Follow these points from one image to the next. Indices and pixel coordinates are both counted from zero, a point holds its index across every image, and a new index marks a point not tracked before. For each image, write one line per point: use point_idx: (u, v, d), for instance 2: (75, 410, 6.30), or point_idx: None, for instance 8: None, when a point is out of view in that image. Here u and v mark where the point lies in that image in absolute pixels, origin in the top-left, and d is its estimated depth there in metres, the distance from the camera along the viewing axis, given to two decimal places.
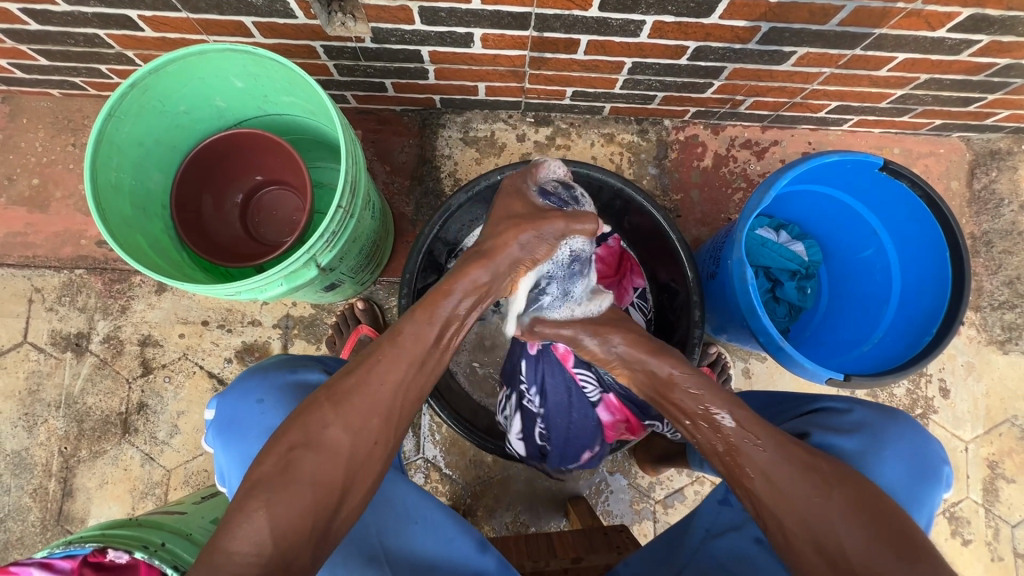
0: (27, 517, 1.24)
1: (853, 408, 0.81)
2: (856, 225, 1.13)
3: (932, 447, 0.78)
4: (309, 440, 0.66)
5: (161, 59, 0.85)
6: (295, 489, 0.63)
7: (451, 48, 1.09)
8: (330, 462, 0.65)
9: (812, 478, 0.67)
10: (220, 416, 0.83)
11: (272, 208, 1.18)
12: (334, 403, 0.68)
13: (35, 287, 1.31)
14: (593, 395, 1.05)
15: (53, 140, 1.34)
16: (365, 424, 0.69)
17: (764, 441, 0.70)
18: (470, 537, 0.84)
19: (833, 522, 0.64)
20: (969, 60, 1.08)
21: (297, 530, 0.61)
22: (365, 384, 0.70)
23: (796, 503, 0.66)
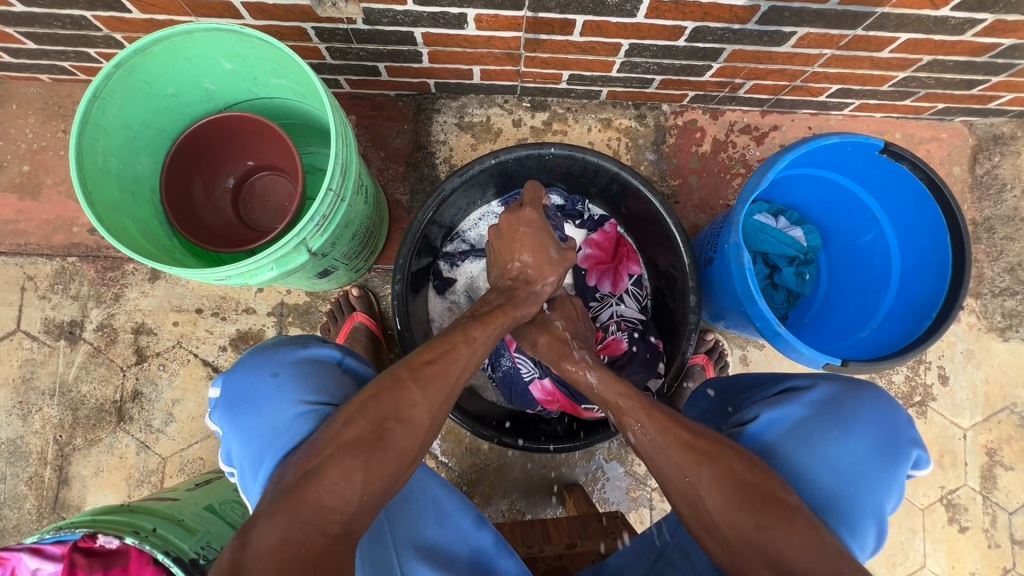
0: (24, 505, 1.24)
1: (815, 385, 0.78)
2: (855, 208, 1.11)
3: (901, 424, 0.73)
4: (399, 415, 0.69)
5: (146, 39, 0.84)
6: (382, 458, 0.66)
7: (444, 29, 1.06)
8: (412, 437, 0.69)
9: (688, 454, 0.69)
10: (229, 392, 0.80)
11: (265, 194, 1.17)
12: (420, 382, 0.72)
13: (28, 275, 1.30)
14: (529, 375, 1.15)
15: (44, 126, 1.33)
16: (441, 405, 0.74)
17: (647, 423, 0.74)
18: (468, 514, 0.84)
19: (704, 494, 0.67)
20: (973, 40, 1.05)
21: (370, 496, 0.65)
22: (447, 369, 0.75)
23: (673, 477, 0.70)
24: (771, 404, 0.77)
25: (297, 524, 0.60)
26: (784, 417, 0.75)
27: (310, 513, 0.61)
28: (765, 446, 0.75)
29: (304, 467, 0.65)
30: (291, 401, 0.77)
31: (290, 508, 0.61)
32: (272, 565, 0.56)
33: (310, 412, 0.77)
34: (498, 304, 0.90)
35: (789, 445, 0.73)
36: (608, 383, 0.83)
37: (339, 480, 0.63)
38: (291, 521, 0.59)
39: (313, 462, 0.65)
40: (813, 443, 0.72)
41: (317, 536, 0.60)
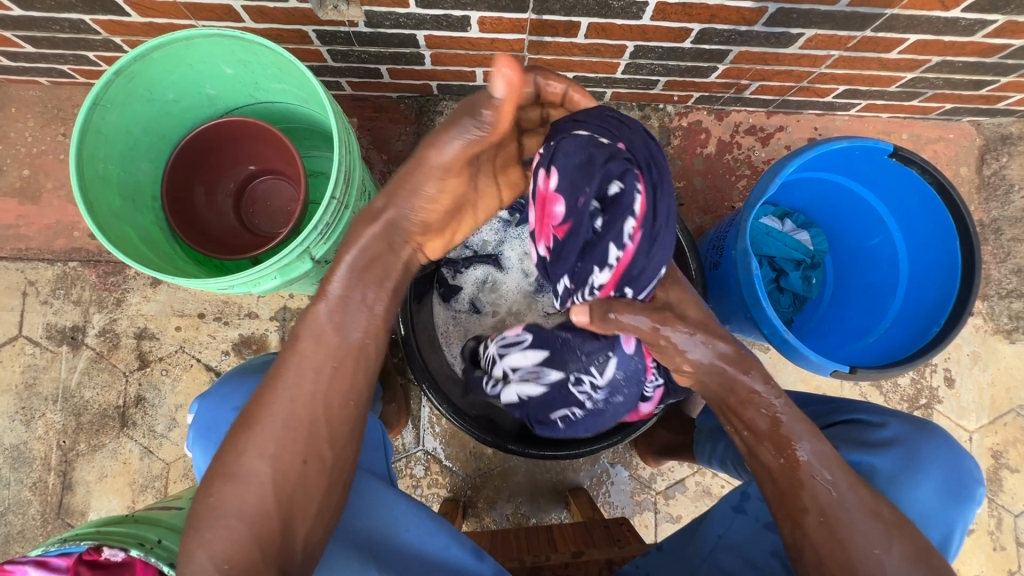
0: (28, 511, 1.24)
1: (886, 423, 0.84)
2: (864, 213, 1.10)
3: (970, 460, 0.80)
4: (229, 472, 0.63)
5: (146, 45, 0.82)
6: (227, 524, 0.61)
7: (447, 32, 1.05)
8: (254, 490, 0.62)
9: (873, 523, 0.67)
10: (199, 421, 0.83)
11: (267, 199, 1.16)
12: (246, 426, 0.64)
13: (30, 280, 1.29)
14: (651, 389, 0.95)
15: (43, 130, 1.31)
16: (282, 443, 0.64)
17: (834, 480, 0.69)
18: (464, 545, 0.84)
19: (887, 569, 0.66)
20: (983, 41, 1.04)
21: (242, 562, 0.60)
22: (271, 403, 0.65)
23: (853, 549, 0.66)
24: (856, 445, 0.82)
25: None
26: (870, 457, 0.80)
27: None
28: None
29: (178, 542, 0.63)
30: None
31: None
32: None
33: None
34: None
35: (882, 485, 0.77)
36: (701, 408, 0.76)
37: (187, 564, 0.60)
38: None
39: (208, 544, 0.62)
40: (901, 482, 0.77)
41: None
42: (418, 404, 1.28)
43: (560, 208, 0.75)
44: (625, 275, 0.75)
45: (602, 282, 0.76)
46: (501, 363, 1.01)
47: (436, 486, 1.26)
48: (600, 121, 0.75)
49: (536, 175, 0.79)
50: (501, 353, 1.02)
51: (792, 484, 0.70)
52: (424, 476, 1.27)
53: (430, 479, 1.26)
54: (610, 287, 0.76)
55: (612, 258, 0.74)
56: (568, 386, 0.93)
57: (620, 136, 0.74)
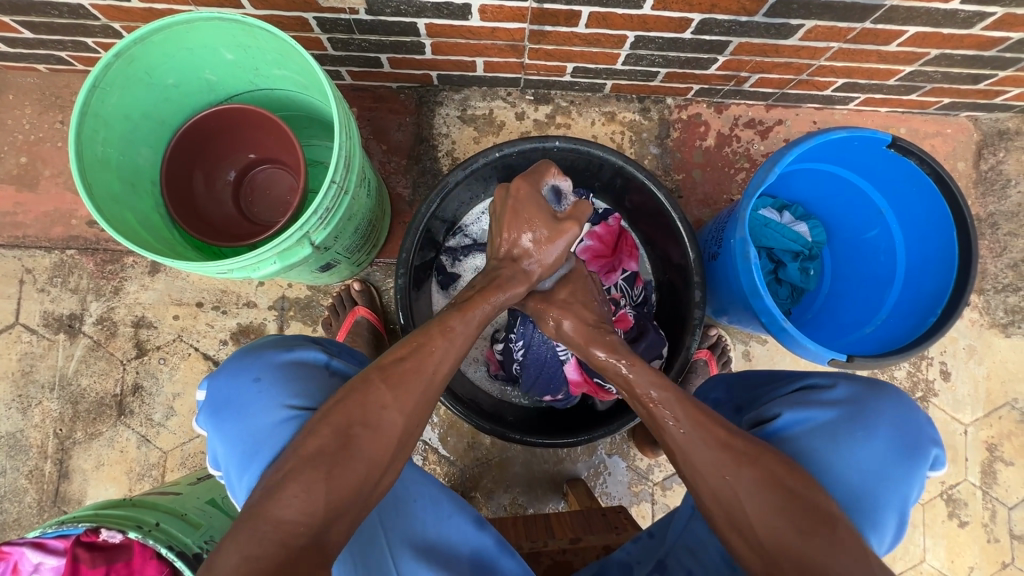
0: (24, 499, 1.24)
1: (836, 384, 0.80)
2: (862, 204, 1.11)
3: (918, 424, 0.75)
4: (367, 420, 0.67)
5: (146, 28, 0.82)
6: (351, 465, 0.64)
7: (448, 20, 1.05)
8: (381, 443, 0.66)
9: (724, 454, 0.67)
10: (212, 397, 0.80)
11: (267, 187, 1.16)
12: (389, 382, 0.69)
13: (26, 267, 1.28)
14: (563, 353, 1.08)
15: (41, 117, 1.31)
16: (418, 406, 0.70)
17: (682, 415, 0.70)
18: (467, 515, 0.82)
19: (740, 497, 0.65)
20: (982, 34, 1.05)
21: (347, 504, 0.63)
22: (422, 366, 0.71)
23: (707, 476, 0.67)
24: (796, 404, 0.79)
25: (258, 538, 0.58)
26: (805, 415, 0.77)
27: (269, 527, 0.59)
28: (784, 443, 0.76)
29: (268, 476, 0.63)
30: (269, 404, 0.77)
31: (251, 525, 0.59)
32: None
33: (284, 417, 0.76)
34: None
35: (812, 442, 0.74)
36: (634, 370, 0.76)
37: (292, 497, 0.60)
38: (251, 536, 0.58)
39: (308, 480, 0.62)
40: (832, 440, 0.74)
41: (276, 549, 0.58)
42: None
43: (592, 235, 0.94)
44: None
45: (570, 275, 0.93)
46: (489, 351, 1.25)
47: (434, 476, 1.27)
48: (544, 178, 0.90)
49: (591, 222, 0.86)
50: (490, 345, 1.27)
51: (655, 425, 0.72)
52: (422, 466, 1.27)
53: (428, 469, 1.27)
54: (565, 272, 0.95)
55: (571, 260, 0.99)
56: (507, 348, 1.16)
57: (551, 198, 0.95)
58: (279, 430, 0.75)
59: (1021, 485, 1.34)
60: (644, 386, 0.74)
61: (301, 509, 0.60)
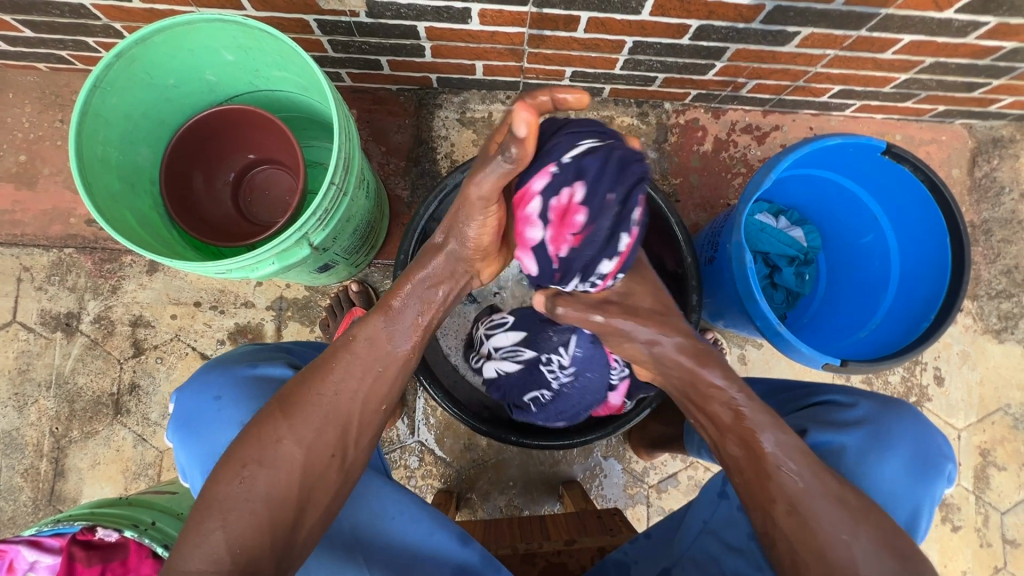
0: (19, 497, 1.24)
1: (857, 404, 0.83)
2: (857, 211, 1.12)
3: (937, 442, 0.78)
4: (264, 456, 0.64)
5: (147, 29, 0.82)
6: (250, 507, 0.62)
7: (448, 24, 1.06)
8: (283, 477, 0.64)
9: (841, 510, 0.67)
10: (179, 411, 0.81)
11: (266, 188, 1.16)
12: (285, 414, 0.66)
13: (24, 266, 1.28)
14: (615, 377, 1.02)
15: (40, 115, 1.31)
16: (320, 436, 0.67)
17: (798, 468, 0.70)
18: (450, 532, 0.81)
19: (854, 556, 0.65)
20: (976, 43, 1.06)
21: (257, 545, 0.61)
22: (316, 396, 0.68)
23: (818, 533, 0.66)
24: (824, 424, 0.81)
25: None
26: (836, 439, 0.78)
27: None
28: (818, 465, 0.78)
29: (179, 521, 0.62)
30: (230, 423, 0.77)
31: None
32: None
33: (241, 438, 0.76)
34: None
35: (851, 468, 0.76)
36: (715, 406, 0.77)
37: (195, 544, 0.59)
38: None
39: (203, 528, 0.60)
40: (866, 462, 0.76)
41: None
42: (413, 396, 1.28)
43: (614, 198, 0.71)
44: (624, 262, 0.79)
45: (612, 266, 0.76)
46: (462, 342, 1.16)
47: (430, 477, 1.27)
48: (580, 127, 0.76)
49: (570, 183, 0.71)
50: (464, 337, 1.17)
51: (761, 476, 0.71)
52: (417, 467, 1.27)
53: (424, 470, 1.27)
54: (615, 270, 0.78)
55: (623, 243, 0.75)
56: (538, 366, 0.99)
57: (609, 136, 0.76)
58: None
59: (1014, 490, 1.35)
60: (758, 432, 0.73)
61: (206, 557, 0.59)
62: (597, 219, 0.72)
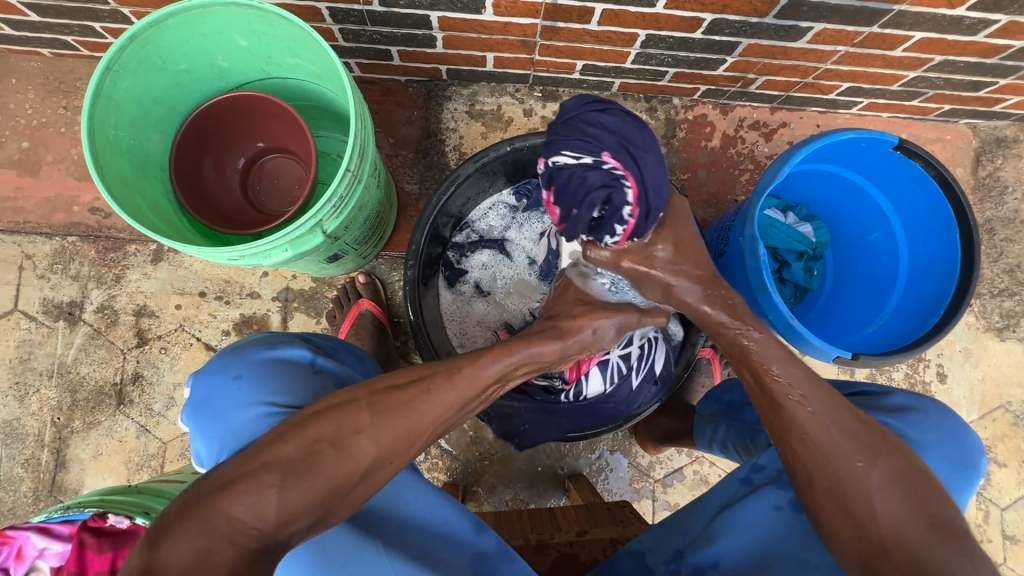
0: (19, 488, 1.22)
1: (893, 391, 0.82)
2: (866, 206, 1.12)
3: (971, 438, 0.78)
4: (339, 440, 0.60)
5: (162, 12, 0.82)
6: (310, 480, 0.57)
7: (461, 14, 1.05)
8: (348, 468, 0.60)
9: (854, 444, 0.66)
10: (197, 395, 0.77)
11: (275, 176, 1.15)
12: (374, 409, 0.63)
13: (26, 253, 1.27)
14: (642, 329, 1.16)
15: (43, 102, 1.29)
16: (396, 440, 0.63)
17: (809, 396, 0.70)
18: (466, 518, 0.77)
19: (869, 489, 0.64)
20: (985, 41, 1.07)
21: (299, 519, 0.57)
22: (412, 398, 0.65)
23: (831, 462, 0.66)
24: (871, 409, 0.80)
25: (203, 534, 0.52)
26: (887, 420, 0.77)
27: (220, 522, 0.53)
28: None
29: (224, 466, 0.57)
30: (252, 400, 0.73)
31: (200, 514, 0.53)
32: None
33: (266, 414, 0.71)
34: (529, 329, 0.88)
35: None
36: (763, 345, 0.77)
37: (247, 496, 0.54)
38: (199, 529, 0.52)
39: (257, 482, 0.55)
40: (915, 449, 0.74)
41: (223, 547, 0.52)
42: None
43: (576, 214, 0.81)
44: (635, 228, 0.82)
45: (614, 243, 0.84)
46: (603, 385, 1.04)
47: (436, 470, 1.27)
48: (584, 132, 0.75)
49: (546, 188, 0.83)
50: (603, 371, 1.03)
51: (776, 406, 0.72)
52: (423, 460, 1.27)
53: (430, 463, 1.27)
54: (624, 242, 0.83)
55: (619, 227, 0.81)
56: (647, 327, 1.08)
57: (601, 147, 0.75)
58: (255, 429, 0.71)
59: (1014, 487, 1.36)
60: (769, 362, 0.75)
61: (252, 509, 0.54)
62: (568, 223, 0.83)
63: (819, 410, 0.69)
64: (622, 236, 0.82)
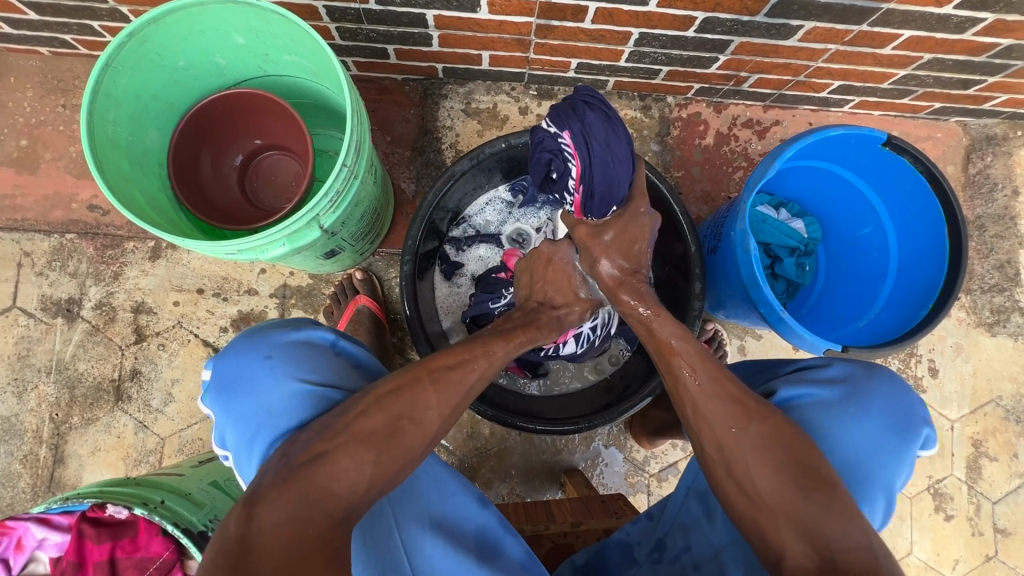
0: (18, 484, 1.23)
1: (832, 364, 0.84)
2: (856, 201, 1.14)
3: (908, 406, 0.77)
4: (413, 415, 0.67)
5: (161, 9, 0.83)
6: (391, 451, 0.64)
7: (456, 12, 1.06)
8: (418, 439, 0.67)
9: (734, 409, 0.68)
10: (219, 376, 0.76)
11: (273, 173, 1.16)
12: (437, 386, 0.69)
13: (25, 251, 1.28)
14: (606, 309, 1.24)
15: (42, 100, 1.30)
16: (452, 413, 0.71)
17: (698, 368, 0.72)
18: (471, 494, 0.81)
19: (748, 455, 0.65)
20: (973, 39, 1.08)
21: (380, 485, 0.64)
22: (463, 376, 0.73)
23: (719, 429, 0.68)
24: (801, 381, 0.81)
25: (303, 501, 0.58)
26: (810, 393, 0.79)
27: (319, 492, 0.59)
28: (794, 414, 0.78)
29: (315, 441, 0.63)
30: (283, 381, 0.74)
31: (302, 485, 0.59)
32: (285, 543, 0.54)
33: (302, 395, 0.73)
34: (522, 322, 0.89)
35: (813, 417, 0.77)
36: (665, 318, 0.81)
37: (345, 468, 0.61)
38: (301, 497, 0.58)
39: (349, 455, 0.62)
40: (833, 417, 0.76)
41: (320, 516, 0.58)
42: None
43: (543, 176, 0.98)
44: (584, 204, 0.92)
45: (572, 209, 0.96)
46: (575, 349, 1.12)
47: None
48: (557, 110, 0.90)
49: None
50: (576, 340, 1.10)
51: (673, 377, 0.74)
52: None
53: None
54: (579, 213, 0.94)
55: (569, 195, 0.94)
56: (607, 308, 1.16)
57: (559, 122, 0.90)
58: (292, 409, 0.72)
59: (1005, 480, 1.38)
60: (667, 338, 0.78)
61: (345, 478, 0.61)
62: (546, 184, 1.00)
63: (707, 380, 0.71)
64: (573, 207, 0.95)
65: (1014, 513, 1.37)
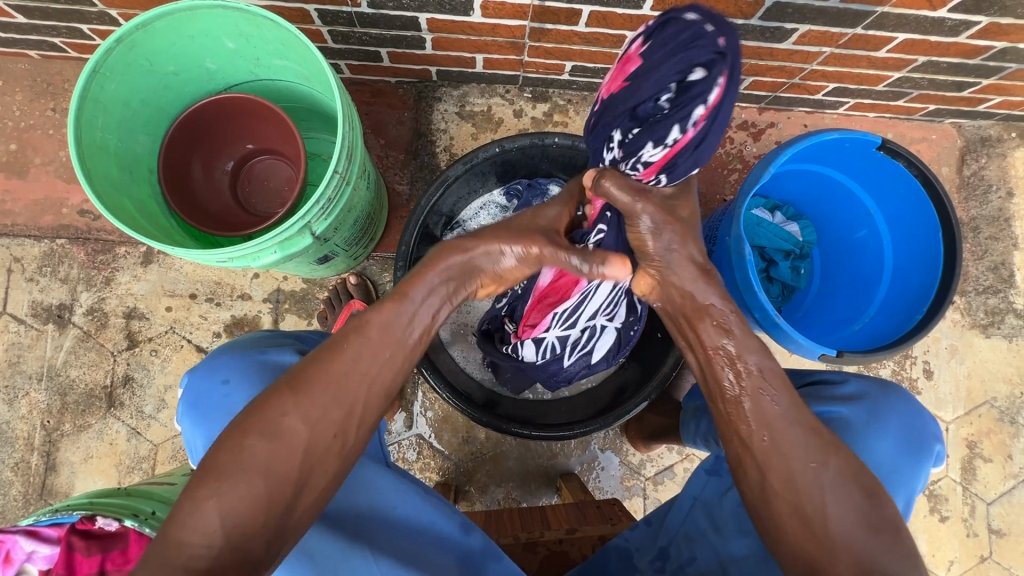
0: (10, 491, 1.22)
1: (848, 380, 0.84)
2: (852, 205, 1.14)
3: (925, 423, 0.78)
4: (266, 429, 0.58)
5: (148, 14, 0.82)
6: (246, 479, 0.56)
7: (449, 16, 1.06)
8: (284, 456, 0.57)
9: (812, 438, 0.64)
10: (188, 397, 0.78)
11: (264, 178, 1.16)
12: (296, 390, 0.60)
13: (15, 256, 1.26)
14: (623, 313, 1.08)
15: (31, 104, 1.29)
16: (324, 414, 0.60)
17: (776, 391, 0.66)
18: (454, 519, 0.80)
19: (825, 487, 0.61)
20: (967, 42, 1.08)
21: (251, 525, 0.55)
22: (331, 370, 0.61)
23: (792, 459, 0.63)
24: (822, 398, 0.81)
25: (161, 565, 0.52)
26: (833, 409, 0.79)
27: (174, 551, 0.52)
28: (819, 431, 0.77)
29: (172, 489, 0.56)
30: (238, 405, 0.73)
31: (162, 552, 0.52)
32: None
33: None
34: None
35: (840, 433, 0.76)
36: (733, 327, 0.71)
37: (188, 516, 0.53)
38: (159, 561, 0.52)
39: (191, 496, 0.54)
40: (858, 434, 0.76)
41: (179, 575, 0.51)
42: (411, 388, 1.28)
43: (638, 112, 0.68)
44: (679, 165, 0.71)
45: (651, 166, 0.72)
46: (535, 355, 1.06)
47: (428, 470, 1.27)
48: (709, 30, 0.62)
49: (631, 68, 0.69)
50: (537, 345, 1.04)
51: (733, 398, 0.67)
52: (415, 461, 1.27)
53: (422, 463, 1.27)
54: (657, 173, 0.73)
55: (672, 139, 0.67)
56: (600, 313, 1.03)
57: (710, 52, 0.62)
58: None
59: (999, 481, 1.38)
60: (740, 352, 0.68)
61: (201, 528, 0.53)
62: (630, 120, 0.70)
63: (785, 407, 0.65)
64: (656, 166, 0.72)
65: (1009, 514, 1.38)
